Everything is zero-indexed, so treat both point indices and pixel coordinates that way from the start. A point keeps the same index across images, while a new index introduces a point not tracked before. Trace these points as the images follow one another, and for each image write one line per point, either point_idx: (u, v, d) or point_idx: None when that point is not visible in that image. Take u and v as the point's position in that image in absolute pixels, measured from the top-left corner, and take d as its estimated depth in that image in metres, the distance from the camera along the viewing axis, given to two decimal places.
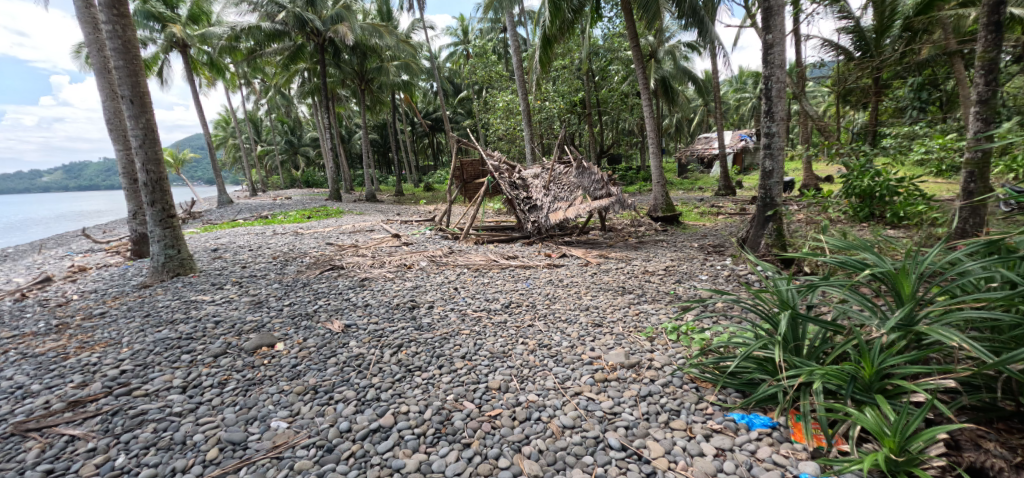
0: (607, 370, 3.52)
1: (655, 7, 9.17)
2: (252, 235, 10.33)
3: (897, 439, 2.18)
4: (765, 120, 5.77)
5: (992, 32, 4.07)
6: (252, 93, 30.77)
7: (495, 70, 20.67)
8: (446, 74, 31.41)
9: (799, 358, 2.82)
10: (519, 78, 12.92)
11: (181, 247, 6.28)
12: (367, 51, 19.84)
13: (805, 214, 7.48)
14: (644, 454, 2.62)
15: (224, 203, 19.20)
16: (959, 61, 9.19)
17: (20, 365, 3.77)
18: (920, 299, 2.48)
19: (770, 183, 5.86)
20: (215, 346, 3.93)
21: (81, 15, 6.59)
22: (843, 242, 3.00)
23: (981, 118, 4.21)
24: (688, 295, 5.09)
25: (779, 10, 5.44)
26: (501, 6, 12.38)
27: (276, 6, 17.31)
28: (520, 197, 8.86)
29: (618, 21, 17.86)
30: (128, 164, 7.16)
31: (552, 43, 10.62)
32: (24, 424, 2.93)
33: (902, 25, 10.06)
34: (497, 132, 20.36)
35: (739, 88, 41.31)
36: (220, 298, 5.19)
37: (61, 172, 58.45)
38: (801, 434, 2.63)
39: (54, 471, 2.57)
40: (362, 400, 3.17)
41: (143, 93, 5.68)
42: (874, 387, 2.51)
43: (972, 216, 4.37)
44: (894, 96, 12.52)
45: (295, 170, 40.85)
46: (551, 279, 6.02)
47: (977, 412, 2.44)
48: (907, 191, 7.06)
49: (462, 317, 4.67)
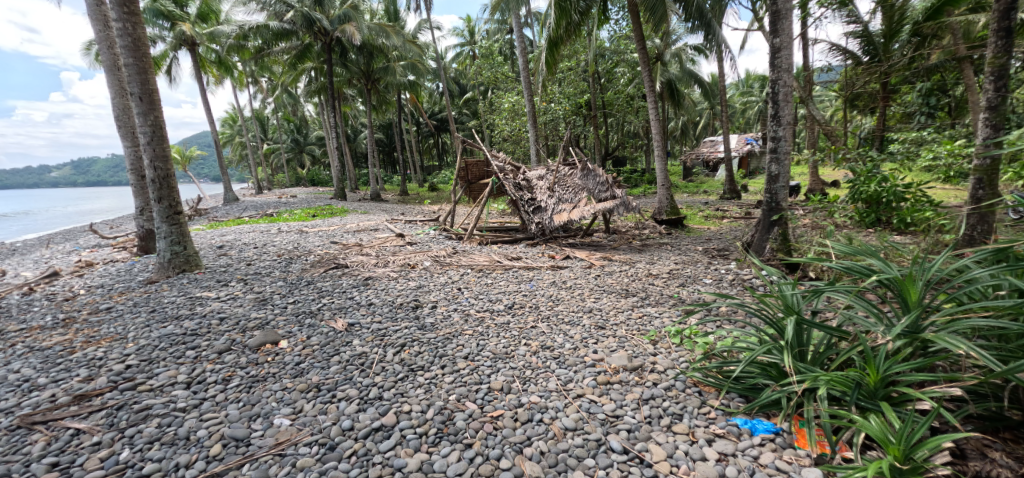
0: (610, 372, 3.52)
1: (663, 10, 9.16)
2: (258, 233, 10.30)
3: (901, 447, 2.16)
4: (771, 124, 5.70)
5: (1003, 38, 4.03)
6: (258, 92, 30.86)
7: (500, 70, 20.57)
8: (452, 74, 31.62)
9: (803, 363, 2.78)
10: (526, 78, 12.66)
11: (186, 244, 6.30)
12: (374, 51, 19.97)
13: (812, 218, 7.44)
14: (645, 457, 2.61)
15: (230, 200, 19.28)
16: (968, 66, 9.06)
17: (27, 358, 3.82)
18: (928, 306, 2.46)
19: (776, 187, 5.82)
20: (220, 343, 3.95)
21: (92, 12, 6.64)
22: (849, 247, 2.94)
23: (991, 124, 4.16)
24: (692, 298, 5.10)
25: (787, 14, 5.43)
26: (507, 6, 12.18)
27: (284, 5, 17.33)
28: (524, 197, 8.77)
29: (623, 23, 17.93)
30: (136, 160, 7.24)
31: (559, 45, 10.42)
32: (30, 417, 2.97)
33: (912, 29, 9.93)
34: (502, 133, 20.38)
35: (745, 91, 40.93)
36: (225, 295, 5.22)
37: (70, 168, 58.33)
38: (805, 441, 2.61)
39: (59, 464, 2.60)
40: (364, 399, 3.17)
41: (151, 91, 5.72)
42: (878, 394, 2.48)
43: (980, 223, 4.31)
44: (903, 101, 12.41)
45: (302, 168, 41.05)
46: (554, 280, 6.04)
47: (984, 421, 2.42)
48: (915, 196, 6.96)
49: (466, 317, 4.69)
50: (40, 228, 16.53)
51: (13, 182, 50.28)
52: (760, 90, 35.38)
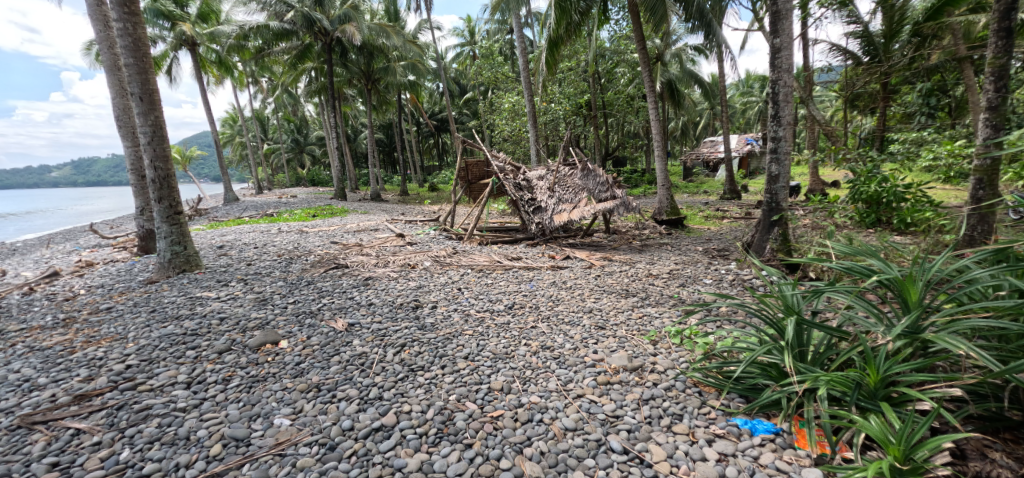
0: (610, 372, 3.52)
1: (663, 10, 9.16)
2: (258, 233, 10.30)
3: (901, 448, 2.16)
4: (771, 124, 5.69)
5: (1003, 38, 4.04)
6: (258, 92, 30.86)
7: (501, 70, 20.59)
8: (452, 74, 31.64)
9: (803, 364, 2.78)
10: (526, 79, 12.66)
11: (187, 244, 6.30)
12: (374, 51, 19.98)
13: (812, 219, 7.45)
14: (645, 457, 2.61)
15: (230, 200, 19.30)
16: (968, 67, 9.06)
17: (27, 358, 3.82)
18: (928, 306, 2.46)
19: (776, 187, 5.82)
20: (220, 343, 3.95)
21: (92, 12, 6.63)
22: (849, 248, 2.94)
23: (990, 125, 4.16)
24: (692, 298, 5.10)
25: (787, 14, 5.43)
26: (508, 6, 12.17)
27: (284, 5, 17.34)
28: (524, 198, 8.76)
29: (623, 24, 17.94)
30: (136, 160, 7.24)
31: (559, 45, 10.42)
32: (30, 417, 2.97)
33: (913, 29, 9.92)
34: (502, 133, 20.39)
35: (745, 91, 40.98)
36: (225, 295, 5.22)
37: (70, 168, 58.33)
38: (805, 441, 2.61)
39: (59, 464, 2.61)
40: (364, 399, 3.17)
41: (151, 91, 5.72)
42: (878, 395, 2.48)
43: (980, 224, 4.31)
44: (903, 102, 12.41)
45: (302, 168, 41.07)
46: (554, 280, 6.04)
47: (984, 422, 2.41)
48: (915, 197, 6.96)
49: (466, 317, 4.69)
50: (40, 228, 16.51)
51: (14, 182, 50.29)
52: (761, 90, 35.41)
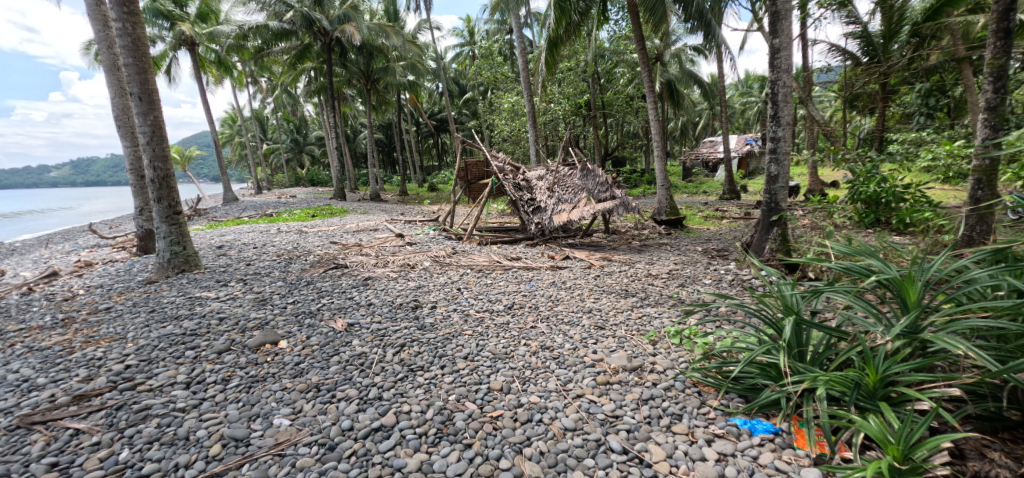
0: (609, 373, 3.52)
1: (662, 10, 9.15)
2: (257, 233, 10.28)
3: (900, 448, 2.16)
4: (771, 124, 5.67)
5: (1001, 39, 4.05)
6: (257, 92, 30.83)
7: (500, 70, 20.58)
8: (452, 74, 31.63)
9: (802, 363, 2.79)
10: (526, 79, 12.65)
11: (186, 244, 6.29)
12: (373, 51, 19.97)
13: (811, 218, 7.46)
14: (645, 457, 2.61)
15: (229, 200, 19.29)
16: (967, 67, 9.06)
17: (26, 358, 3.81)
18: (927, 306, 2.46)
19: (775, 187, 5.83)
20: (219, 343, 3.95)
21: (92, 12, 6.62)
22: (848, 248, 2.94)
23: (989, 125, 4.17)
24: (691, 298, 5.11)
25: (786, 14, 5.43)
26: (507, 6, 12.16)
27: (283, 5, 17.32)
28: (523, 198, 8.77)
29: (623, 24, 17.95)
30: (135, 159, 7.23)
31: (559, 45, 10.41)
32: (29, 417, 2.96)
33: (911, 30, 9.92)
34: (502, 133, 20.38)
35: (745, 91, 41.02)
36: (225, 295, 5.21)
37: (70, 168, 58.27)
38: (804, 441, 2.61)
39: (58, 464, 2.60)
40: (363, 399, 3.17)
41: (150, 90, 5.71)
42: (877, 395, 2.49)
43: (979, 224, 4.33)
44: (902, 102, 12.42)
45: (302, 168, 41.06)
46: (554, 281, 6.04)
47: (983, 421, 2.42)
48: (914, 197, 6.97)
49: (465, 317, 4.69)
50: (38, 228, 16.47)
51: (13, 182, 50.25)
52: (760, 90, 35.43)
